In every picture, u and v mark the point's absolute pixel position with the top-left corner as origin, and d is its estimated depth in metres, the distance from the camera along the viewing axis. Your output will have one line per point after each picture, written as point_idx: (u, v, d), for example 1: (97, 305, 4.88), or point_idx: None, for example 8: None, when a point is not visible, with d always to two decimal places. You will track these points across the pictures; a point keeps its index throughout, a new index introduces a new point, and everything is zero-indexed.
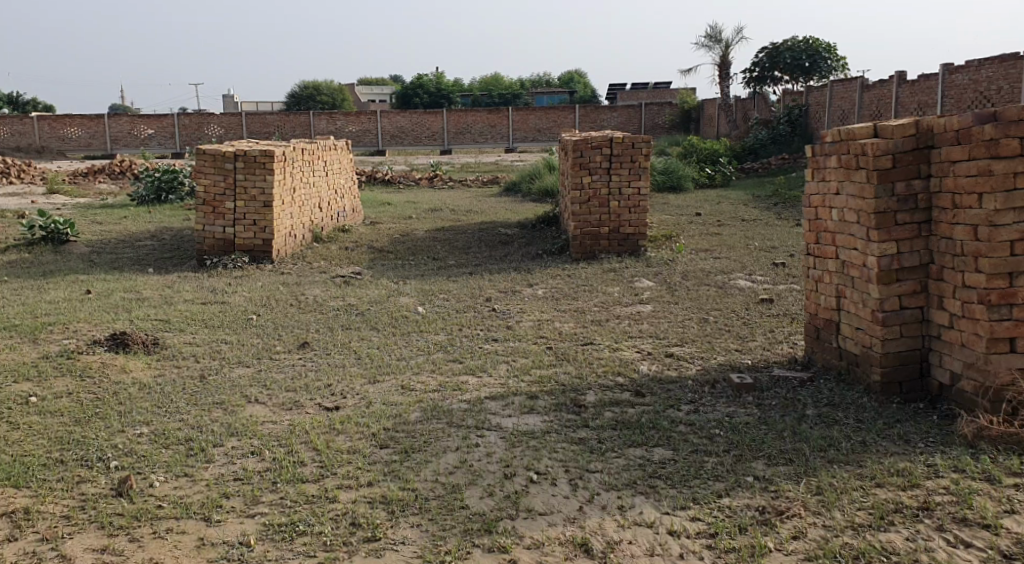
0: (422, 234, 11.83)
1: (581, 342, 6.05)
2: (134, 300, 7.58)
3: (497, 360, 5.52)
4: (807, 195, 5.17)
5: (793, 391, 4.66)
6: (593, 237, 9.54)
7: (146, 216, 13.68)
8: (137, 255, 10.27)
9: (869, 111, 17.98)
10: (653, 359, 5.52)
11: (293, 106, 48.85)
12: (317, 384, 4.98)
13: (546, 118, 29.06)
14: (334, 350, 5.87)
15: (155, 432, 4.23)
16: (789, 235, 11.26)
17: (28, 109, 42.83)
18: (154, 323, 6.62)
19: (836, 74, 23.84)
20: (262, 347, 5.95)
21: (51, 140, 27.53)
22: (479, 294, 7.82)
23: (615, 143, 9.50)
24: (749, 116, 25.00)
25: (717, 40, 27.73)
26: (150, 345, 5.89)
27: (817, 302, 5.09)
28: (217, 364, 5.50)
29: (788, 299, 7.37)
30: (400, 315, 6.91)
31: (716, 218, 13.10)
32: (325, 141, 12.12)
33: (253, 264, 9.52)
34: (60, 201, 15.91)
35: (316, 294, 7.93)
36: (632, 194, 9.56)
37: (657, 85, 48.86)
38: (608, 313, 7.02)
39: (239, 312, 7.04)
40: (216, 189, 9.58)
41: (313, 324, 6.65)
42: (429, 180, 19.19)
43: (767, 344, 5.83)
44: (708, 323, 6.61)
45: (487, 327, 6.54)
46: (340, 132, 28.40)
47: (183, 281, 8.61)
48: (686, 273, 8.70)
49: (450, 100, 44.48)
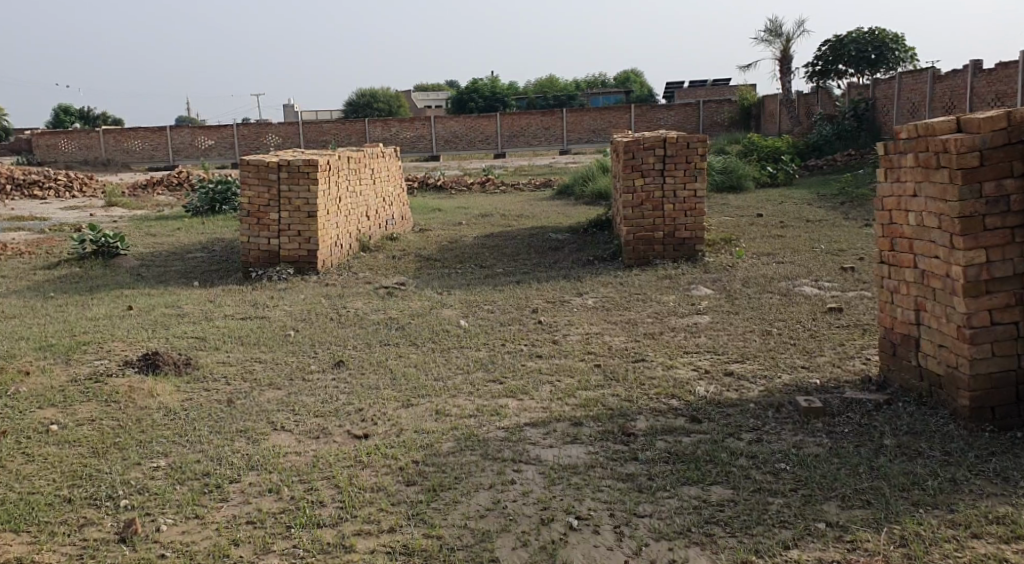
0: (470, 241, 11.52)
1: (632, 358, 5.63)
2: (175, 315, 7.35)
3: (541, 380, 5.15)
4: (880, 198, 4.70)
5: (868, 416, 4.19)
6: (647, 242, 9.10)
7: (198, 228, 13.63)
8: (185, 268, 10.13)
9: (942, 103, 17.14)
10: (711, 378, 5.08)
11: (350, 114, 49.25)
12: (348, 409, 4.67)
13: (601, 118, 28.52)
14: (370, 369, 5.56)
15: (172, 465, 3.94)
16: (857, 236, 10.66)
17: (97, 123, 43.96)
18: (190, 340, 6.39)
19: (904, 65, 22.93)
20: (296, 367, 5.66)
21: (116, 153, 28.09)
22: (527, 304, 7.46)
23: (669, 143, 9.07)
24: (812, 112, 24.18)
25: (778, 35, 26.94)
26: (182, 366, 5.59)
27: (893, 315, 4.61)
28: (247, 387, 5.22)
29: (858, 307, 6.85)
30: (442, 329, 6.59)
31: (778, 219, 12.53)
32: (372, 149, 11.91)
33: (298, 275, 9.30)
34: (117, 213, 16.03)
35: (358, 307, 7.66)
36: (687, 197, 9.11)
37: (715, 83, 47.98)
38: (662, 325, 6.58)
39: (277, 329, 6.78)
40: (261, 200, 9.38)
41: (352, 340, 6.36)
42: (482, 185, 18.91)
43: (836, 360, 5.35)
44: (771, 335, 6.14)
45: (533, 342, 6.17)
46: (395, 138, 28.36)
47: (226, 294, 8.41)
48: (746, 279, 8.22)
49: (505, 103, 44.31)
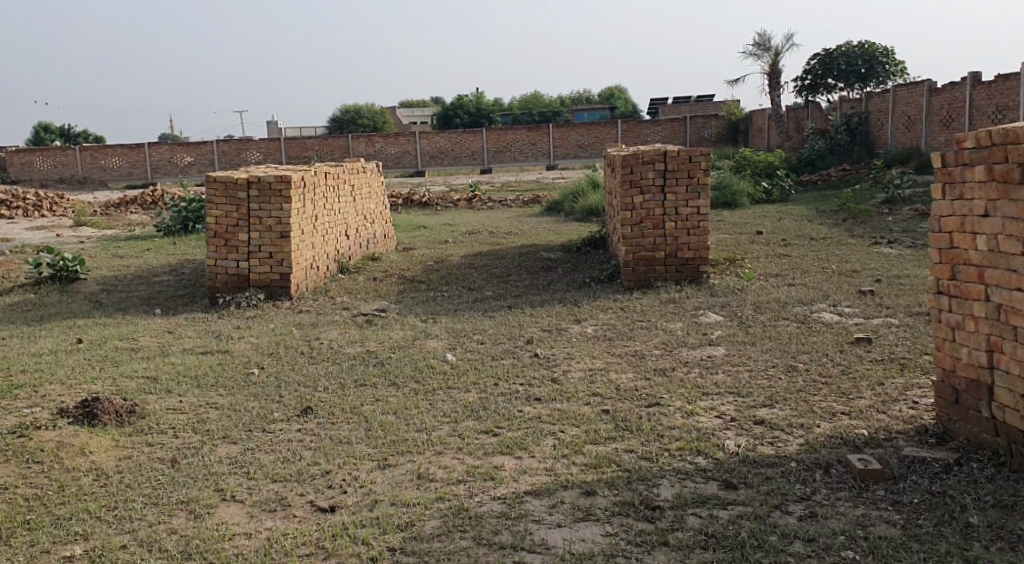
0: (456, 261, 10.78)
1: (644, 401, 4.91)
2: (129, 349, 6.56)
3: (541, 431, 4.41)
4: (935, 218, 4.01)
5: (938, 479, 3.50)
6: (648, 263, 8.39)
7: (169, 248, 12.84)
8: (147, 294, 9.32)
9: (939, 117, 16.49)
10: (739, 429, 4.36)
11: (334, 129, 48.52)
12: (313, 472, 3.93)
13: (587, 134, 27.82)
14: (342, 417, 4.80)
15: (91, 555, 3.18)
16: (868, 255, 9.97)
17: (76, 140, 42.93)
18: (139, 381, 5.60)
19: (895, 79, 22.34)
20: (258, 414, 4.90)
21: (93, 171, 27.17)
22: (520, 334, 6.72)
23: (670, 157, 8.38)
24: (802, 126, 23.60)
25: (766, 49, 26.44)
26: (124, 416, 4.80)
27: (955, 356, 3.91)
28: (197, 441, 4.45)
29: (888, 338, 6.15)
30: (426, 366, 5.84)
31: (780, 237, 11.86)
32: (351, 164, 11.18)
33: (270, 301, 8.53)
34: (84, 233, 15.17)
35: (333, 338, 6.91)
36: (690, 214, 8.41)
37: (700, 99, 47.68)
38: (673, 359, 5.86)
39: (240, 366, 6.00)
40: (228, 220, 8.61)
41: (324, 380, 5.61)
42: (469, 202, 18.19)
43: (880, 405, 4.65)
44: (797, 372, 5.42)
45: (530, 381, 5.44)
46: (379, 153, 27.62)
47: (189, 323, 7.63)
48: (757, 304, 7.51)
49: (490, 119, 43.82)
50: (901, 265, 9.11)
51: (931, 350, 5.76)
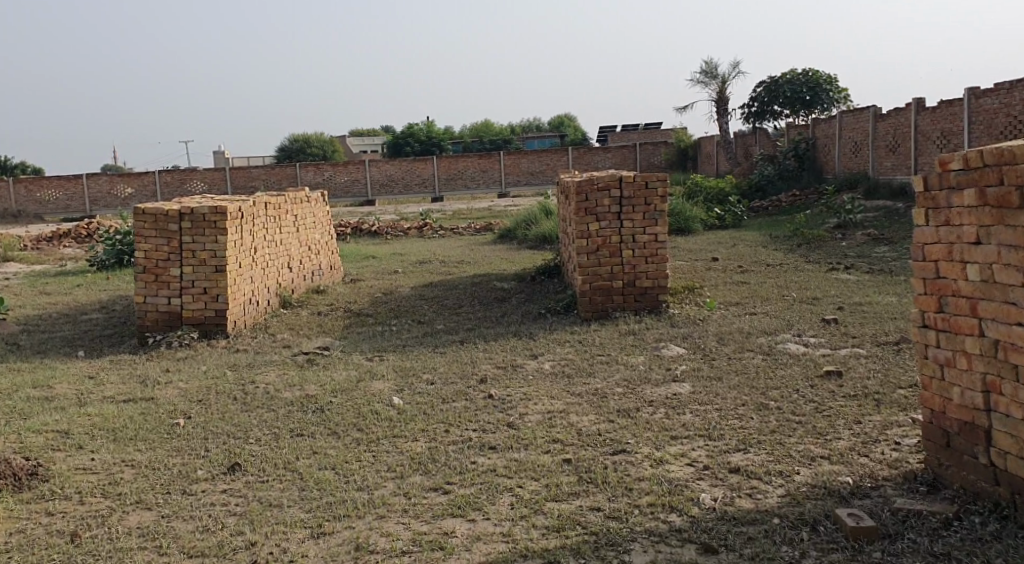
0: (405, 293, 10.31)
1: (609, 448, 4.51)
2: (42, 399, 5.96)
3: (496, 487, 4.02)
4: (918, 246, 3.69)
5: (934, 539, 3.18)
6: (605, 293, 8.02)
7: (101, 283, 12.15)
8: (72, 334, 8.67)
9: (884, 141, 16.43)
10: (713, 480, 4.00)
11: (282, 158, 47.75)
12: (237, 543, 3.57)
13: (538, 161, 27.67)
14: (275, 474, 4.32)
15: None
16: (826, 281, 9.75)
17: (12, 172, 41.51)
18: (49, 436, 5.03)
19: (839, 106, 22.49)
20: (181, 472, 4.39)
21: (28, 204, 26.13)
22: (472, 372, 6.29)
23: (626, 182, 8.06)
24: (750, 151, 23.60)
25: (713, 76, 26.54)
26: (25, 479, 4.26)
27: (946, 396, 3.58)
28: (106, 509, 3.96)
29: (859, 369, 5.84)
30: (370, 411, 5.36)
31: (736, 263, 11.62)
32: (294, 193, 10.69)
33: (205, 340, 7.96)
34: (12, 269, 14.36)
35: (270, 381, 6.39)
36: (648, 242, 8.08)
37: (648, 126, 48.02)
38: (637, 398, 5.47)
39: (165, 416, 5.46)
40: (159, 253, 8.02)
41: (258, 430, 5.11)
42: (419, 230, 17.74)
43: (861, 447, 4.30)
44: (769, 410, 5.06)
45: (484, 426, 5.00)
46: (327, 183, 27.07)
47: (113, 367, 7.03)
48: (720, 335, 7.16)
49: (440, 147, 43.55)
50: (861, 292, 8.87)
51: (905, 383, 5.42)
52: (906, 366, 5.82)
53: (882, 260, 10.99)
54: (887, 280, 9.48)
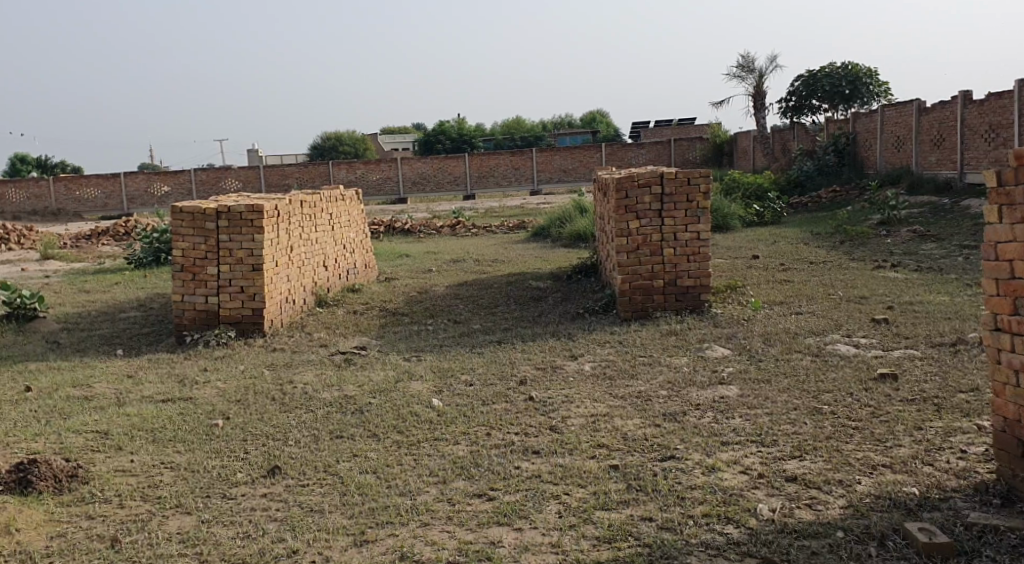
0: (440, 291, 10.19)
1: (658, 455, 4.35)
2: (81, 398, 5.93)
3: (543, 494, 3.89)
4: (990, 244, 3.49)
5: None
6: (645, 292, 7.83)
7: (138, 281, 12.19)
8: (110, 332, 8.65)
9: (929, 136, 16.02)
10: (770, 489, 3.83)
11: (316, 156, 47.97)
12: (279, 552, 3.47)
13: (571, 158, 27.53)
14: (314, 479, 4.21)
15: None
16: (872, 279, 9.47)
17: (52, 171, 42.14)
18: (88, 437, 4.97)
19: (880, 100, 22.03)
20: (220, 474, 4.30)
21: (67, 203, 26.41)
22: (512, 373, 6.15)
23: (667, 179, 7.87)
24: (788, 147, 23.20)
25: (750, 70, 26.17)
26: (65, 482, 4.20)
27: (1021, 404, 3.39)
28: (146, 513, 3.88)
29: (914, 372, 5.62)
30: (410, 413, 5.25)
31: (777, 261, 11.36)
32: (329, 191, 10.63)
33: (242, 339, 7.90)
34: (51, 268, 14.47)
35: (307, 381, 6.29)
36: (690, 240, 7.89)
37: (682, 122, 47.57)
38: (684, 402, 5.30)
39: (204, 416, 5.38)
40: (196, 252, 7.96)
41: (297, 431, 5.02)
42: (452, 229, 17.65)
43: (924, 454, 4.11)
44: (823, 415, 4.87)
45: (526, 430, 4.86)
46: (361, 181, 27.09)
47: (152, 366, 7.00)
48: (766, 335, 6.95)
49: (472, 144, 43.51)
50: (910, 291, 8.59)
51: (966, 387, 5.19)
52: (965, 369, 5.57)
53: (930, 258, 10.68)
54: (936, 279, 9.18)
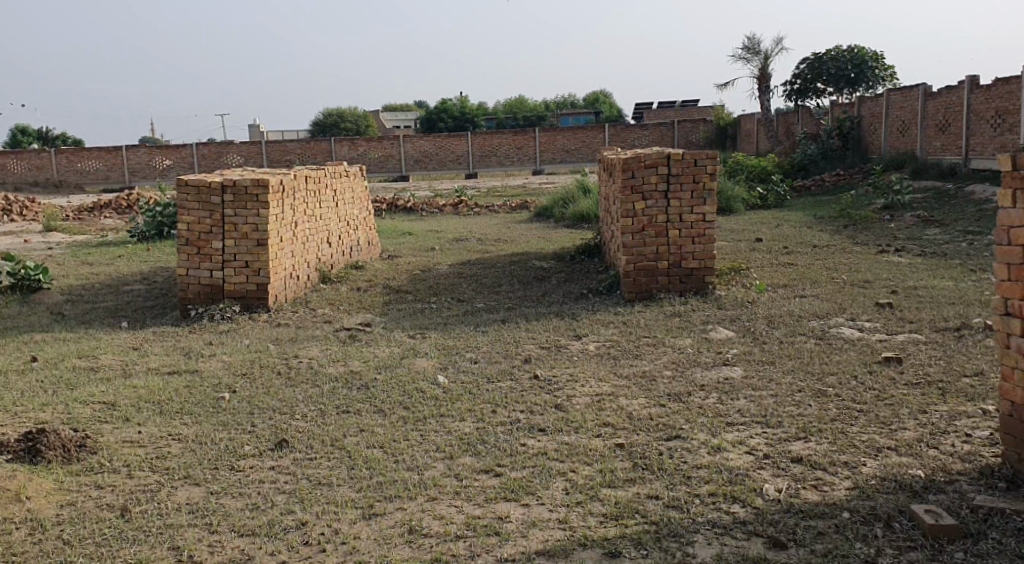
0: (443, 270, 10.17)
1: (664, 434, 4.37)
2: (87, 370, 5.94)
3: (549, 471, 3.90)
4: (1002, 228, 3.50)
5: (1009, 549, 3.06)
6: (650, 273, 7.83)
7: (140, 255, 12.15)
8: (114, 305, 8.63)
9: (935, 120, 15.92)
10: (776, 469, 3.85)
11: (317, 133, 47.89)
12: (286, 524, 3.51)
13: (574, 139, 27.50)
14: (322, 452, 4.23)
15: None
16: (876, 264, 9.44)
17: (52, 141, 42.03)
18: (94, 409, 4.98)
19: (885, 84, 21.88)
20: (227, 448, 4.31)
21: (69, 174, 26.30)
22: (515, 352, 6.15)
23: (673, 160, 7.83)
24: (793, 131, 23.06)
25: (755, 52, 26.02)
26: (74, 451, 4.21)
27: None
28: (154, 484, 3.92)
29: (918, 356, 5.63)
30: (415, 390, 5.25)
31: (780, 244, 11.33)
32: (334, 166, 10.59)
33: (246, 313, 7.88)
34: (54, 240, 14.44)
35: (312, 356, 6.31)
36: (695, 222, 7.87)
37: (686, 104, 47.43)
38: (688, 382, 5.32)
39: (210, 389, 5.40)
40: (201, 226, 7.95)
41: (303, 405, 5.03)
42: (454, 207, 17.60)
43: (930, 439, 4.12)
44: (828, 398, 4.87)
45: (531, 409, 4.87)
46: (362, 157, 27.00)
47: (156, 339, 7.00)
48: (770, 318, 6.95)
49: (474, 123, 43.42)
50: (914, 276, 8.58)
51: (970, 372, 5.19)
52: (969, 354, 5.58)
53: (934, 243, 10.67)
54: (940, 264, 9.17)
